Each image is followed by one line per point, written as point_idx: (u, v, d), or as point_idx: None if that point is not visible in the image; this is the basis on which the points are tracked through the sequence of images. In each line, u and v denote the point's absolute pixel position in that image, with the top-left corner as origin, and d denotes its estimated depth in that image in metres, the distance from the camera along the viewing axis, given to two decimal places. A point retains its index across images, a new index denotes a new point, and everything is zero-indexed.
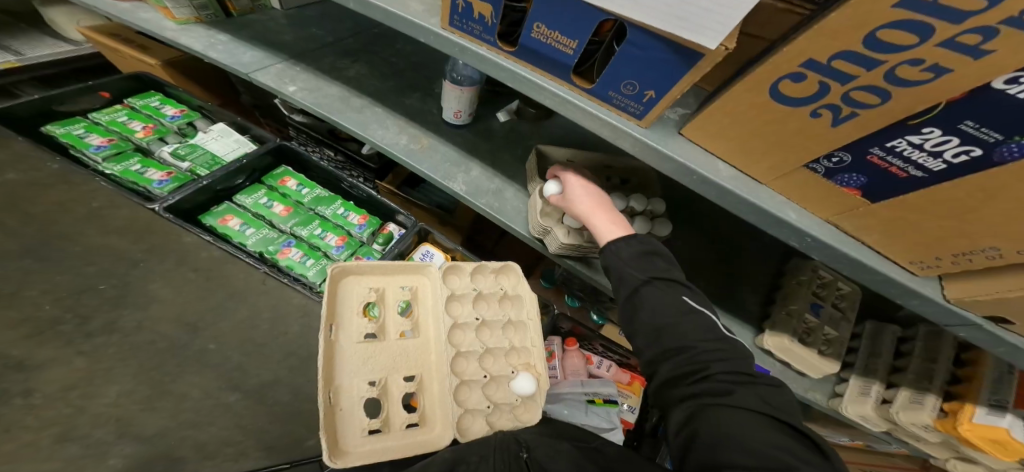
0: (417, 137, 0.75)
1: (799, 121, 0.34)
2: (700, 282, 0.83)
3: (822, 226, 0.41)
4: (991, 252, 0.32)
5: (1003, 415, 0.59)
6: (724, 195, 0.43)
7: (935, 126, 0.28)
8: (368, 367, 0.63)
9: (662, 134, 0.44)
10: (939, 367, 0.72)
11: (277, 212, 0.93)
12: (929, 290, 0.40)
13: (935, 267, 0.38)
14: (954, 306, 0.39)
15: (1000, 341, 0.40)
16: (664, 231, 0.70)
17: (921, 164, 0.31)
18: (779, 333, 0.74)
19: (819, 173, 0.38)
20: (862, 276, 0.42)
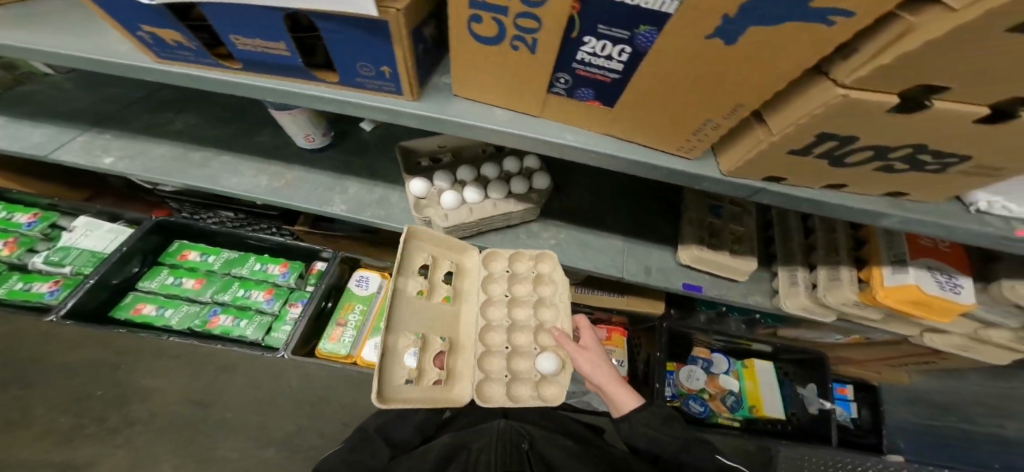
0: (278, 174, 0.72)
1: (511, 56, 0.35)
2: (610, 222, 0.84)
3: (599, 140, 0.42)
4: (709, 123, 0.36)
5: (906, 271, 0.58)
6: (506, 140, 0.43)
7: (588, 32, 0.31)
8: (416, 320, 0.61)
9: (434, 101, 0.42)
10: (840, 235, 0.70)
11: (190, 286, 0.97)
12: (708, 169, 0.42)
13: (693, 148, 0.40)
14: (730, 178, 0.41)
15: (791, 197, 0.42)
16: (543, 183, 0.70)
17: (608, 67, 0.34)
18: (689, 243, 0.78)
19: (563, 94, 0.39)
20: (659, 175, 0.44)
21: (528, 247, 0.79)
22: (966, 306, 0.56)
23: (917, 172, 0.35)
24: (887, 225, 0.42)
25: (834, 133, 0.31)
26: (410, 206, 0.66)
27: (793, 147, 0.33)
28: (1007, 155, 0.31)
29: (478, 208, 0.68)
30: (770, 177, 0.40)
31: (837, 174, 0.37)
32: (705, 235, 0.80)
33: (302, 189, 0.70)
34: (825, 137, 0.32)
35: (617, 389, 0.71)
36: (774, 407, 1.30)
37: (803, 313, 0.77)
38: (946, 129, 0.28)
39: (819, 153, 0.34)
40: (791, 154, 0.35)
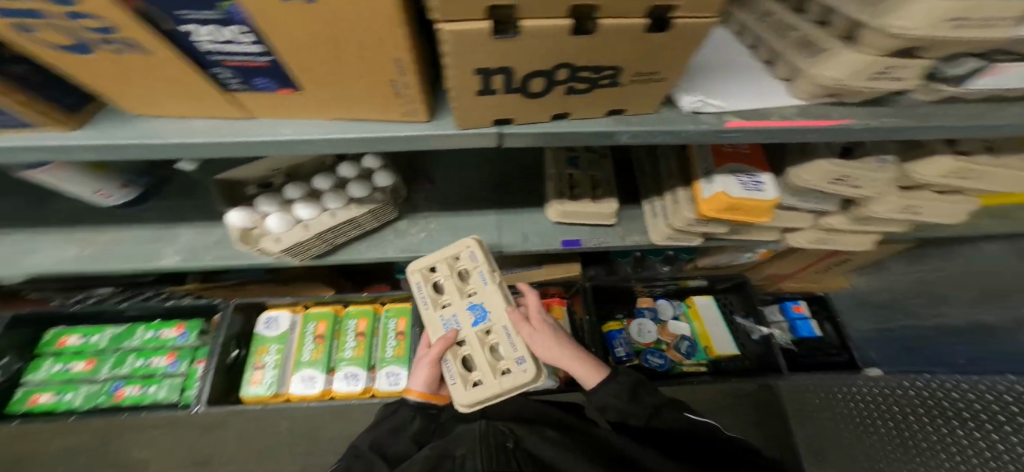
0: (105, 239, 0.73)
1: (130, 62, 0.31)
2: (478, 198, 0.85)
3: (324, 125, 0.40)
4: (396, 83, 0.34)
5: (713, 180, 0.60)
6: (217, 150, 0.40)
7: (180, 22, 0.27)
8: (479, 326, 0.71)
9: (132, 127, 0.39)
10: (672, 158, 0.73)
11: (81, 369, 0.99)
12: (444, 127, 0.40)
13: (407, 110, 0.38)
14: (466, 131, 0.40)
15: (535, 136, 0.40)
16: (386, 181, 0.66)
17: (248, 53, 0.30)
18: (553, 197, 0.80)
19: (245, 86, 0.35)
20: (399, 145, 0.42)
21: (400, 246, 0.79)
22: (770, 202, 0.57)
23: (600, 88, 0.35)
24: (625, 141, 0.42)
25: (488, 67, 0.30)
26: (239, 240, 0.64)
27: (473, 89, 0.32)
28: (648, 60, 0.32)
29: (315, 223, 0.64)
30: (497, 120, 0.38)
31: (547, 105, 0.37)
32: (568, 186, 0.82)
33: (118, 252, 0.71)
34: (487, 72, 0.30)
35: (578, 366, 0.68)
36: (723, 344, 1.27)
37: (672, 243, 0.79)
38: (567, 45, 0.28)
39: (501, 92, 0.33)
40: (485, 95, 0.34)
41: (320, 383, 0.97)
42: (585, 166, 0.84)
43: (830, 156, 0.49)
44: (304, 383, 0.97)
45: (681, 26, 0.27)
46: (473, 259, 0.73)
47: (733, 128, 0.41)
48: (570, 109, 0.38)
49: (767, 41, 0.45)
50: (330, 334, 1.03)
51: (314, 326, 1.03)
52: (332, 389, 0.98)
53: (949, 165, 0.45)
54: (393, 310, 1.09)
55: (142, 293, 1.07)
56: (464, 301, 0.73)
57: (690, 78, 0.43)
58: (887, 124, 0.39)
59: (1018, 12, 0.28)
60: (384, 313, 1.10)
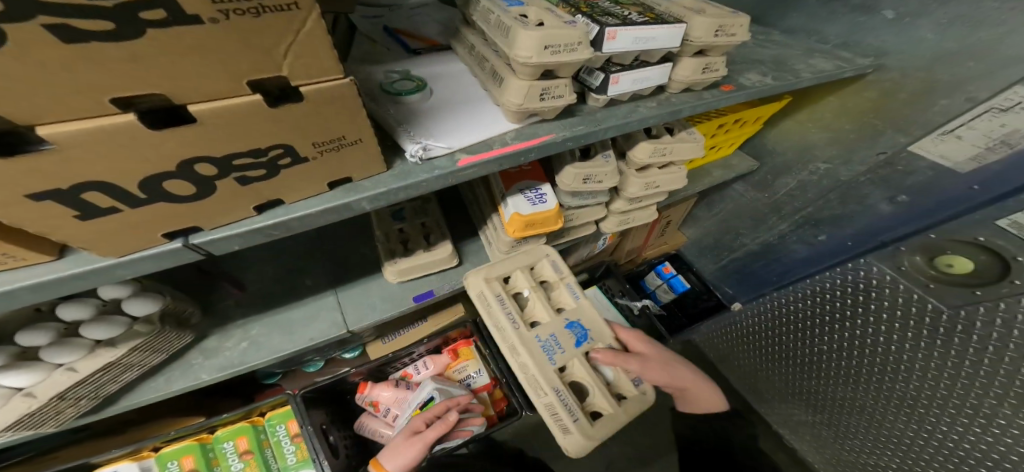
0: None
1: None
2: (306, 283, 0.75)
3: None
4: None
5: (508, 202, 0.64)
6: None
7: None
8: (591, 326, 0.74)
9: None
10: (481, 186, 0.75)
11: None
12: (90, 260, 0.29)
13: (7, 253, 0.26)
14: (134, 255, 0.31)
15: (247, 234, 0.35)
16: (143, 307, 0.50)
17: None
18: (388, 257, 0.76)
19: None
20: (42, 295, 0.29)
21: (212, 369, 0.63)
22: (554, 210, 0.63)
23: (285, 169, 0.34)
24: (369, 206, 0.41)
25: (54, 189, 0.23)
26: None
27: (63, 215, 0.25)
28: (307, 129, 0.32)
29: (40, 390, 0.46)
30: (169, 234, 0.31)
31: (231, 199, 0.32)
32: (403, 240, 0.80)
33: None
34: (59, 194, 0.24)
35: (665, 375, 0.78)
36: (621, 325, 1.25)
37: None
38: (155, 140, 0.25)
39: (120, 204, 0.27)
40: (96, 219, 0.26)
41: None
42: (413, 215, 0.83)
43: (574, 161, 0.56)
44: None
45: (309, 91, 0.29)
46: (558, 271, 0.75)
47: (465, 165, 0.44)
48: (279, 193, 0.35)
49: (477, 76, 0.50)
50: (203, 467, 0.84)
51: (176, 464, 0.82)
52: None
53: (649, 147, 0.55)
54: (275, 417, 0.93)
55: None
56: (559, 319, 0.71)
57: (419, 127, 0.46)
58: (578, 132, 0.46)
59: (579, 38, 0.37)
60: (267, 422, 0.93)
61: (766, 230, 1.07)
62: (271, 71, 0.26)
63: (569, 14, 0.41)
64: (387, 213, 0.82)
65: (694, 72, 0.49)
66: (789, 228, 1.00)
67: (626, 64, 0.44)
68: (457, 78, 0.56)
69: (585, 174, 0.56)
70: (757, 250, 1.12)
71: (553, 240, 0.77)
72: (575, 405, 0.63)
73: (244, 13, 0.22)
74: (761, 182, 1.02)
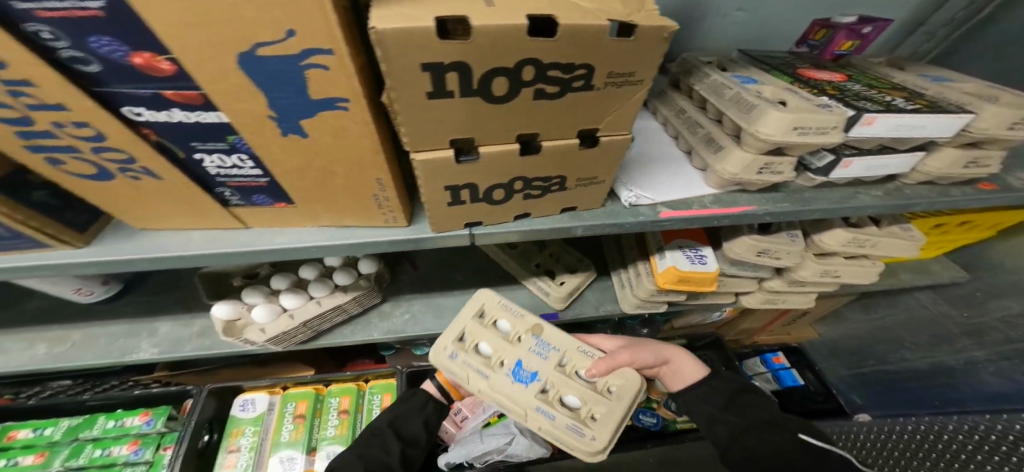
0: (60, 337, 0.64)
1: (139, 185, 0.35)
2: (458, 276, 0.88)
3: (314, 233, 0.44)
4: (380, 198, 0.39)
5: (666, 256, 0.67)
6: (206, 260, 0.41)
7: (193, 150, 0.33)
8: (515, 394, 0.54)
9: (121, 237, 0.41)
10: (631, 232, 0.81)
11: (28, 464, 0.87)
12: (421, 230, 0.46)
13: (395, 216, 0.43)
14: (445, 232, 0.45)
15: (502, 233, 0.49)
16: (370, 267, 0.69)
17: (248, 173, 0.35)
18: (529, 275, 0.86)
19: (242, 203, 0.39)
20: (391, 247, 0.46)
21: (384, 329, 0.78)
22: (713, 273, 0.65)
23: (549, 193, 0.46)
24: (581, 233, 0.51)
25: (456, 183, 0.39)
26: (219, 330, 0.61)
27: (446, 201, 0.40)
28: (581, 169, 0.43)
29: (301, 312, 0.64)
30: (468, 223, 0.46)
31: (511, 207, 0.46)
32: (557, 389, 0.55)
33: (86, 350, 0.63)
34: (455, 187, 0.39)
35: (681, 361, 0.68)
36: None
37: (641, 309, 0.84)
38: (515, 161, 0.38)
39: (468, 198, 0.42)
40: (455, 205, 0.42)
41: (300, 463, 0.93)
42: (535, 351, 0.58)
43: (752, 232, 0.58)
44: (282, 465, 0.93)
45: (605, 141, 0.39)
46: (567, 431, 0.52)
47: (667, 217, 0.49)
48: (531, 209, 0.48)
49: (683, 136, 0.57)
50: (311, 414, 1.01)
51: (293, 407, 1.01)
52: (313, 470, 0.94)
53: (844, 235, 0.56)
54: (377, 386, 1.09)
55: (106, 383, 1.03)
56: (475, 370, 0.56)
57: (627, 175, 0.53)
58: (782, 209, 0.49)
59: (835, 123, 0.40)
60: (369, 389, 1.09)
61: (956, 349, 0.93)
62: (593, 123, 0.37)
63: (815, 93, 0.46)
64: (503, 364, 0.57)
65: (953, 164, 0.50)
66: (987, 357, 0.87)
67: (866, 149, 0.46)
68: (654, 135, 0.63)
69: (762, 250, 0.58)
70: (925, 370, 1.00)
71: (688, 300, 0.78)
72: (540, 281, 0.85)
73: (613, 86, 0.33)
74: (966, 298, 0.91)
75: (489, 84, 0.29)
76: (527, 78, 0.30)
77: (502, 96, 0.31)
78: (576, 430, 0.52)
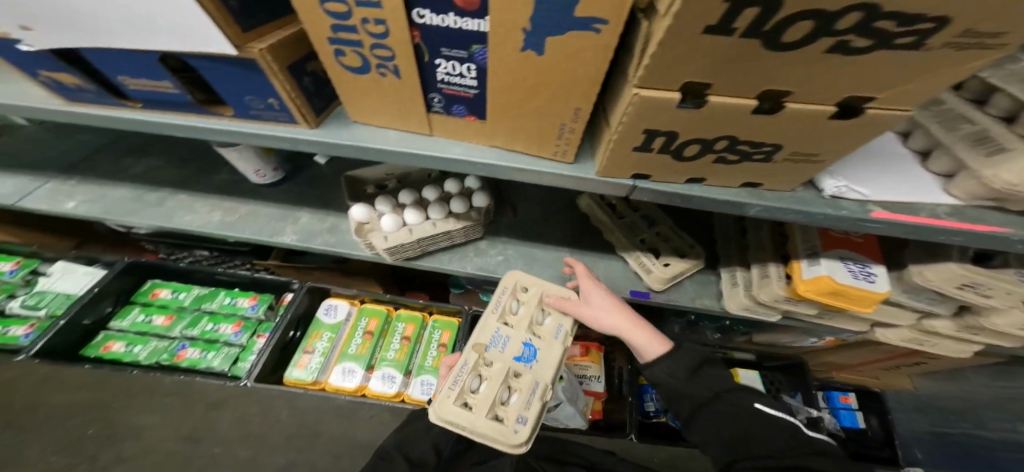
0: (231, 208, 0.74)
1: (382, 82, 0.40)
2: (552, 235, 0.89)
3: (486, 151, 0.47)
4: (564, 126, 0.41)
5: (819, 263, 0.59)
6: (400, 159, 0.47)
7: (436, 55, 0.37)
8: (547, 368, 0.66)
9: (335, 126, 0.48)
10: (766, 231, 0.73)
11: (160, 323, 1.05)
12: (582, 170, 0.46)
13: (566, 151, 0.45)
14: (606, 176, 0.46)
15: (662, 193, 0.45)
16: (482, 201, 0.77)
17: (466, 83, 0.39)
18: (632, 249, 0.81)
19: (442, 112, 0.44)
20: (546, 179, 0.48)
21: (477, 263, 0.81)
22: (880, 294, 0.56)
23: (750, 162, 0.38)
24: (753, 214, 0.44)
25: (658, 129, 0.36)
26: (353, 231, 0.71)
27: (634, 145, 0.39)
28: (810, 143, 0.35)
29: (419, 228, 0.72)
30: (634, 174, 0.44)
31: (689, 167, 0.41)
32: (533, 321, 0.70)
33: (255, 222, 0.73)
34: (653, 133, 0.37)
35: (639, 333, 0.67)
36: None
37: (748, 314, 0.77)
38: (742, 121, 0.32)
39: (657, 147, 0.39)
40: (638, 151, 0.40)
41: (357, 378, 1.00)
42: (501, 345, 0.67)
43: (964, 261, 0.48)
44: (343, 376, 1.00)
45: (873, 113, 0.31)
46: (563, 315, 0.71)
47: (879, 218, 0.40)
48: (709, 175, 0.42)
49: (922, 127, 0.45)
50: (379, 332, 1.08)
51: (365, 322, 1.09)
52: (366, 386, 1.01)
53: None
54: (440, 321, 1.11)
55: (232, 261, 1.16)
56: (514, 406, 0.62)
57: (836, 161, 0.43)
58: None
59: None
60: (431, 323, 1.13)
61: None
62: (876, 88, 0.28)
63: None
64: (513, 369, 0.65)
65: None
66: None
67: None
68: None
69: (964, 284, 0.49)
70: None
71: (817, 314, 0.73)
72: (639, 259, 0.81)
73: (957, 48, 0.24)
74: None
75: (783, 32, 0.23)
76: (842, 25, 0.22)
77: (795, 41, 0.24)
78: (570, 313, 0.72)
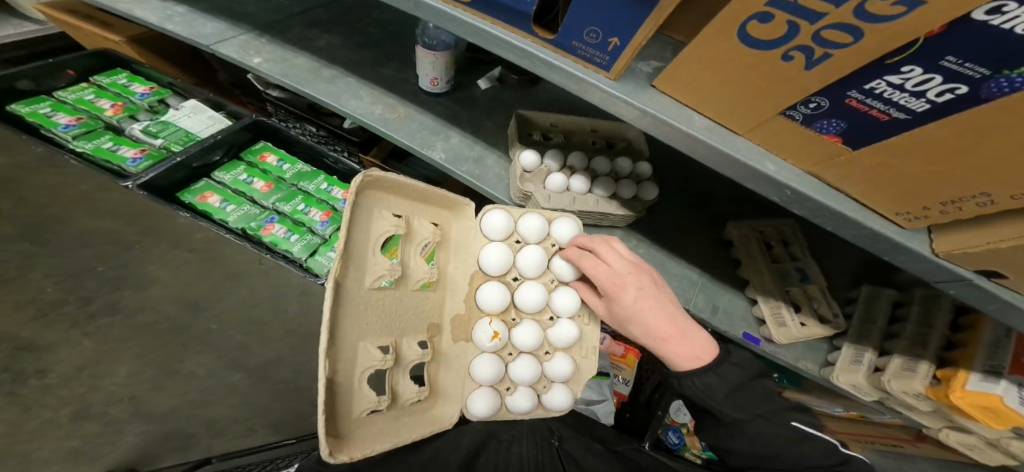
0: (392, 106, 0.76)
1: (772, 63, 0.31)
2: (693, 253, 0.83)
3: (802, 178, 0.39)
4: (983, 197, 0.29)
5: (996, 382, 0.60)
6: (696, 150, 0.41)
7: (920, 63, 0.25)
8: (373, 293, 0.47)
9: (632, 85, 0.42)
10: (935, 332, 0.73)
11: (258, 188, 1.00)
12: (916, 243, 0.38)
13: (922, 218, 0.35)
14: (939, 260, 0.37)
15: (992, 296, 0.38)
16: (651, 194, 0.70)
17: (901, 104, 0.28)
18: (773, 297, 0.75)
19: (796, 120, 0.35)
20: (850, 235, 0.40)
21: None
22: None
23: None
24: None
25: None
26: (516, 175, 0.66)
27: None
28: None
29: (580, 199, 0.69)
30: (987, 270, 0.35)
31: None
32: (418, 251, 0.53)
33: (409, 128, 0.74)
34: None
35: (674, 345, 0.56)
36: None
37: (847, 388, 0.80)
38: None
39: None
40: None
41: None
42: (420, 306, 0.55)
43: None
44: None
45: None
46: (397, 199, 0.49)
47: None
48: None
49: None
50: None
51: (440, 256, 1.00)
52: None
53: None
54: None
55: (336, 147, 1.09)
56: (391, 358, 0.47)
57: None
58: None
59: None
60: None
61: None
62: None
63: None
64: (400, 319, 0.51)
65: None
66: None
67: None
68: None
69: None
70: None
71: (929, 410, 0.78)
72: (778, 311, 0.74)
73: None
74: None
75: None
76: None
77: None
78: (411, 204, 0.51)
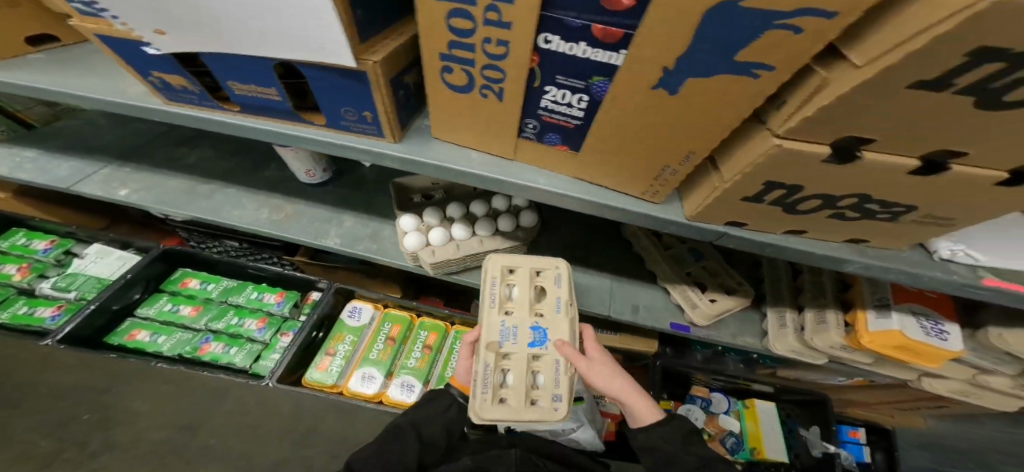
0: (278, 208, 0.85)
1: (480, 102, 0.39)
2: (595, 262, 0.87)
3: (569, 183, 0.45)
4: (668, 169, 0.37)
5: (890, 316, 0.60)
6: (478, 181, 0.46)
7: (550, 82, 0.34)
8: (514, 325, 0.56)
9: (414, 144, 0.48)
10: (827, 280, 0.75)
11: (186, 313, 1.02)
12: (673, 213, 0.43)
13: (655, 192, 0.41)
14: (696, 222, 0.42)
15: (757, 242, 0.42)
16: (531, 220, 0.76)
17: (569, 114, 0.36)
18: (678, 282, 0.78)
19: (533, 138, 0.42)
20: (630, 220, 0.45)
21: None
22: (950, 350, 0.58)
23: (871, 219, 0.36)
24: (852, 270, 0.42)
25: (781, 181, 0.32)
26: (403, 242, 0.73)
27: (748, 194, 0.34)
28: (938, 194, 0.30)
29: (465, 244, 0.74)
30: (730, 222, 0.40)
31: (796, 220, 0.38)
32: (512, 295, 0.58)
33: (300, 224, 0.82)
34: (773, 185, 0.32)
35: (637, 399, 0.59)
36: (777, 450, 1.15)
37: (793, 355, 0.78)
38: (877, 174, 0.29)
39: (770, 200, 0.35)
40: (746, 201, 0.36)
41: (378, 385, 0.92)
42: None
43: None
44: (363, 380, 0.93)
45: None
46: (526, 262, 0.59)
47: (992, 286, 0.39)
48: (813, 228, 0.39)
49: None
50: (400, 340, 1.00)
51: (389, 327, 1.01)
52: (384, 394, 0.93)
53: None
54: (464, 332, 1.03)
55: (260, 255, 1.09)
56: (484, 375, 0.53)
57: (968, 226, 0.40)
58: None
59: None
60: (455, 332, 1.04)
61: None
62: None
63: None
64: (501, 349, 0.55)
65: None
66: None
67: None
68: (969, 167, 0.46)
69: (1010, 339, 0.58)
70: None
71: (874, 360, 0.75)
72: (690, 297, 0.77)
73: None
74: None
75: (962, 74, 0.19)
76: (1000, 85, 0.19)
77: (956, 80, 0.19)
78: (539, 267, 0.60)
